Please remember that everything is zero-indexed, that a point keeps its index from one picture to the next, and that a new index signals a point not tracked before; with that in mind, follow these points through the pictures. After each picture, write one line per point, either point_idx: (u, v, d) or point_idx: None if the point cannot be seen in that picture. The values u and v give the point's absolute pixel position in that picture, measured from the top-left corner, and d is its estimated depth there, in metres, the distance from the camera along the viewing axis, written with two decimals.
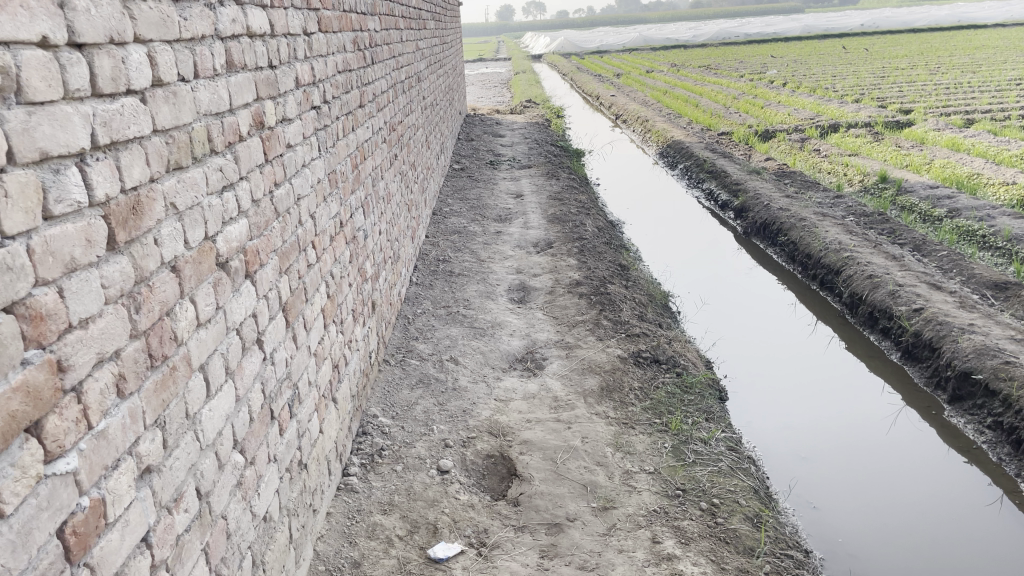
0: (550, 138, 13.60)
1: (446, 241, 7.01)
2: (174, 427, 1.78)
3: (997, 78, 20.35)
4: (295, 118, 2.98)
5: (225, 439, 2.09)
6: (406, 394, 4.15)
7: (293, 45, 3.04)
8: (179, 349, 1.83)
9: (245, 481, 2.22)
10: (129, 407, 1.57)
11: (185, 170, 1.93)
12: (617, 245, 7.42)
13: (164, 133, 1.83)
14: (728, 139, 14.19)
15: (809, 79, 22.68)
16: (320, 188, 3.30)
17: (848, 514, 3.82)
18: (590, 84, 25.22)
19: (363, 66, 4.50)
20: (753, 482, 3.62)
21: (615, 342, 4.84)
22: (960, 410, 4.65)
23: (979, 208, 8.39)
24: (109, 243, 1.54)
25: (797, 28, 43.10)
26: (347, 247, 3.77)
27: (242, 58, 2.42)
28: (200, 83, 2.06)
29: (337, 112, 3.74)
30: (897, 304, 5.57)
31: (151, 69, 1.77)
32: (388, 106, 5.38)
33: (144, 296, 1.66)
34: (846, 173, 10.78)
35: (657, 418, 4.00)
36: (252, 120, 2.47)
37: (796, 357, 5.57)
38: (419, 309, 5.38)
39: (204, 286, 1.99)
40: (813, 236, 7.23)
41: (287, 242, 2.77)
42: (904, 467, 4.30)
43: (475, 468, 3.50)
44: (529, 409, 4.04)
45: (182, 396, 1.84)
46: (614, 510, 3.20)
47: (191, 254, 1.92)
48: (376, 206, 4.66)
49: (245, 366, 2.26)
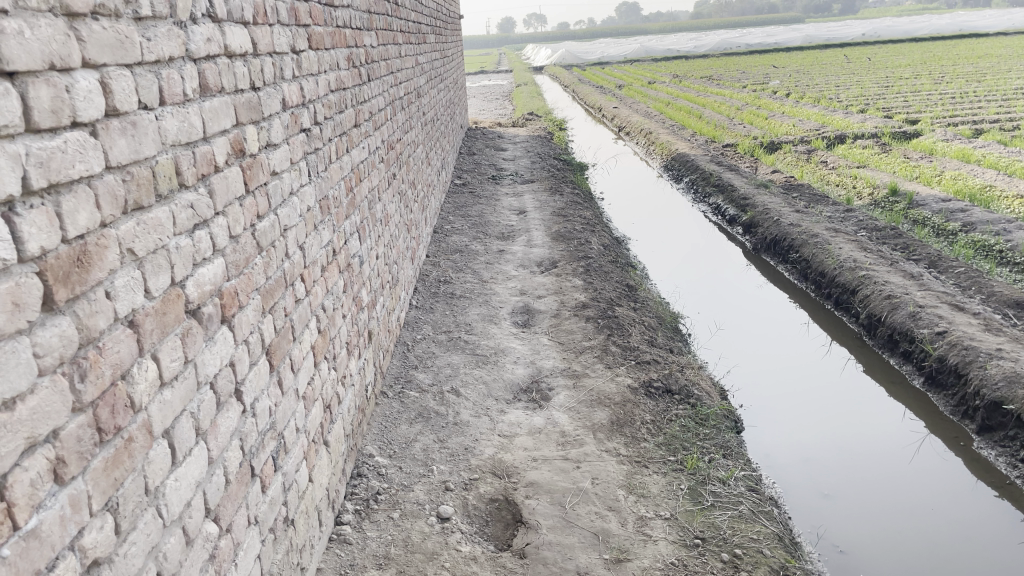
0: (552, 152, 13.39)
1: (447, 260, 6.78)
2: (128, 508, 1.55)
3: (1004, 87, 20.07)
4: (281, 142, 2.76)
5: (195, 510, 1.85)
6: (404, 430, 3.91)
7: (280, 65, 2.82)
8: (137, 417, 1.60)
9: (219, 553, 1.99)
10: (69, 494, 1.35)
11: (146, 210, 1.70)
12: (624, 263, 7.20)
13: (120, 169, 1.60)
14: (733, 151, 13.98)
15: (812, 90, 22.43)
16: (310, 216, 3.07)
17: (878, 558, 3.57)
18: (592, 95, 24.99)
19: (358, 83, 4.29)
20: (777, 528, 3.37)
21: (624, 370, 4.61)
22: (991, 442, 4.40)
23: (995, 222, 8.14)
24: (45, 303, 1.32)
25: (797, 38, 42.87)
26: (340, 276, 3.55)
27: (218, 80, 2.20)
28: (166, 111, 1.84)
29: (330, 134, 3.53)
30: (918, 327, 5.33)
31: (104, 97, 1.55)
32: (385, 124, 5.15)
33: (90, 361, 1.43)
34: (855, 186, 10.54)
35: (672, 456, 3.76)
36: (230, 147, 2.25)
37: (812, 382, 5.34)
38: (418, 334, 5.14)
39: (170, 340, 1.76)
40: (827, 253, 7.00)
41: (271, 278, 2.55)
42: (931, 503, 4.05)
43: (477, 514, 3.26)
44: (535, 446, 3.80)
45: (141, 469, 1.60)
46: (629, 562, 2.97)
47: (154, 305, 1.69)
48: (373, 229, 4.45)
49: (220, 424, 2.03)
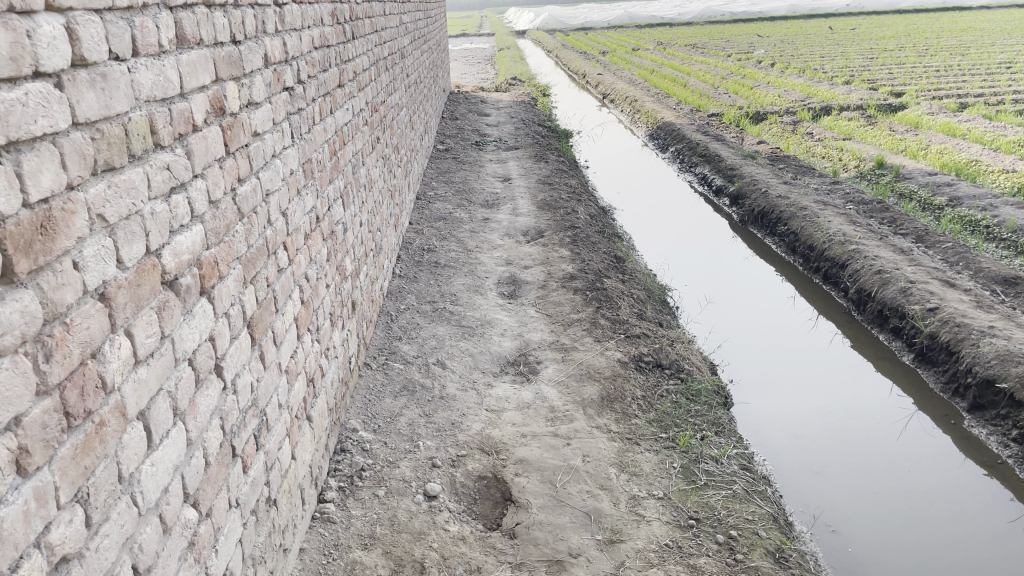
0: (536, 118, 13.16)
1: (431, 228, 6.62)
2: (101, 499, 1.42)
3: (987, 60, 20.01)
4: (263, 102, 2.59)
5: (173, 496, 1.73)
6: (389, 403, 3.79)
7: (262, 18, 2.65)
8: (109, 399, 1.46)
9: (199, 539, 1.87)
10: (34, 487, 1.22)
11: (118, 172, 1.55)
12: (611, 234, 7.08)
13: (89, 126, 1.45)
14: (718, 121, 13.83)
15: (797, 60, 22.24)
16: (293, 181, 2.92)
17: (869, 537, 3.53)
18: (576, 61, 24.68)
19: (342, 41, 4.08)
20: (771, 508, 3.32)
21: (614, 344, 4.52)
22: (982, 420, 4.37)
23: (981, 197, 8.09)
24: (5, 275, 1.18)
25: (780, 7, 42.54)
26: (323, 243, 3.40)
27: (196, 32, 2.02)
28: (140, 63, 1.68)
29: (314, 94, 3.35)
30: (910, 303, 5.28)
31: (70, 45, 1.39)
32: (369, 84, 4.95)
33: (56, 339, 1.29)
34: (841, 158, 10.46)
35: (664, 433, 3.68)
36: (209, 105, 2.08)
37: (801, 357, 5.28)
38: (402, 304, 5.00)
39: (146, 313, 1.62)
40: (816, 227, 6.93)
41: (253, 247, 2.39)
42: (922, 479, 4.03)
43: (465, 492, 3.16)
44: (523, 421, 3.70)
45: (114, 455, 1.47)
46: (622, 543, 2.89)
47: (127, 276, 1.55)
48: (356, 195, 4.28)
49: (199, 402, 1.89)
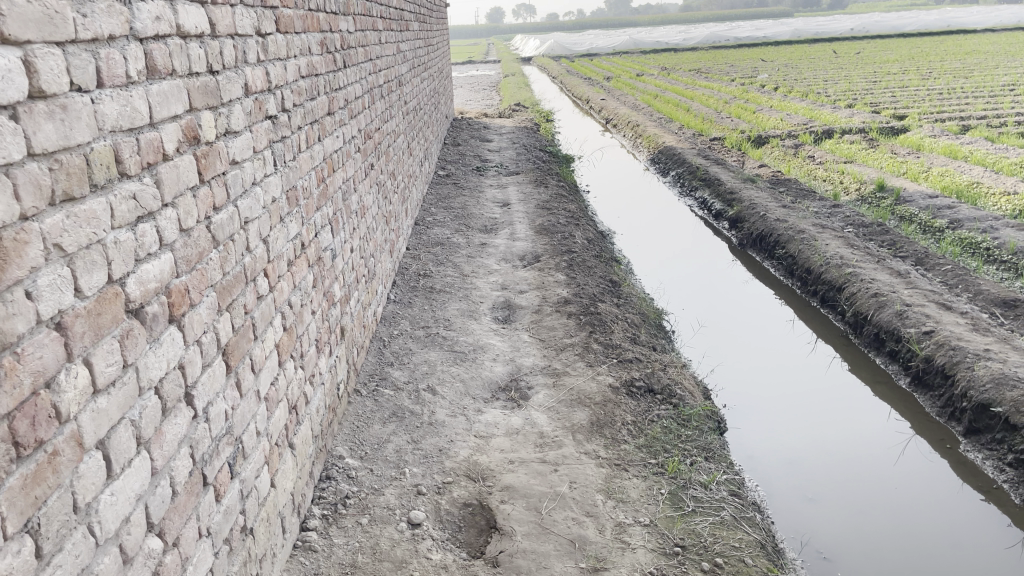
0: (538, 143, 13.21)
1: (428, 253, 6.63)
2: (52, 530, 1.41)
3: (992, 83, 20.05)
4: (242, 130, 2.60)
5: (135, 525, 1.72)
6: (377, 430, 3.78)
7: (243, 48, 2.67)
8: (63, 429, 1.46)
9: (163, 569, 1.86)
10: None
11: (78, 201, 1.56)
12: (608, 258, 7.08)
13: (46, 157, 1.46)
14: (720, 144, 13.86)
15: (801, 84, 22.32)
16: (275, 208, 2.93)
17: (862, 564, 3.47)
18: (580, 87, 24.83)
19: (332, 70, 4.12)
20: (759, 535, 3.29)
21: (606, 368, 4.50)
22: (977, 444, 4.32)
23: (981, 219, 8.06)
24: None
25: (785, 32, 42.81)
26: (309, 270, 3.40)
27: (168, 62, 2.04)
28: (105, 93, 1.69)
29: (299, 122, 3.37)
30: (905, 326, 5.25)
31: (27, 78, 1.41)
32: (362, 112, 4.99)
33: (5, 369, 1.30)
34: (842, 181, 10.46)
35: (653, 458, 3.66)
36: (182, 135, 2.10)
37: (798, 381, 5.25)
38: (396, 329, 5.00)
39: (106, 341, 1.63)
40: (813, 250, 6.91)
41: (229, 275, 2.39)
42: (918, 505, 3.97)
43: (450, 520, 3.14)
44: (511, 447, 3.68)
45: (68, 485, 1.47)
46: (606, 571, 2.86)
47: (86, 304, 1.55)
48: (347, 222, 4.29)
49: (166, 431, 1.89)
